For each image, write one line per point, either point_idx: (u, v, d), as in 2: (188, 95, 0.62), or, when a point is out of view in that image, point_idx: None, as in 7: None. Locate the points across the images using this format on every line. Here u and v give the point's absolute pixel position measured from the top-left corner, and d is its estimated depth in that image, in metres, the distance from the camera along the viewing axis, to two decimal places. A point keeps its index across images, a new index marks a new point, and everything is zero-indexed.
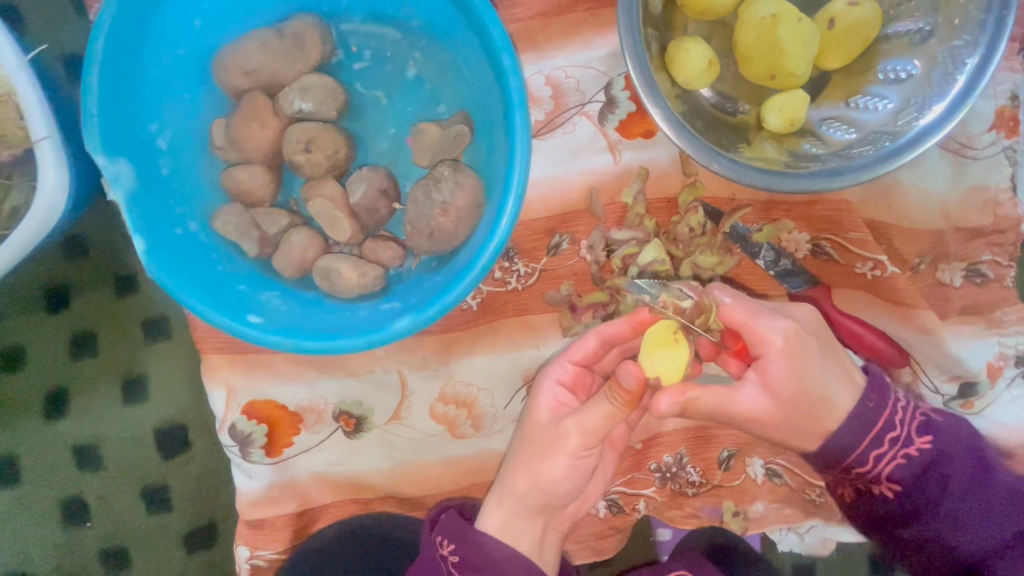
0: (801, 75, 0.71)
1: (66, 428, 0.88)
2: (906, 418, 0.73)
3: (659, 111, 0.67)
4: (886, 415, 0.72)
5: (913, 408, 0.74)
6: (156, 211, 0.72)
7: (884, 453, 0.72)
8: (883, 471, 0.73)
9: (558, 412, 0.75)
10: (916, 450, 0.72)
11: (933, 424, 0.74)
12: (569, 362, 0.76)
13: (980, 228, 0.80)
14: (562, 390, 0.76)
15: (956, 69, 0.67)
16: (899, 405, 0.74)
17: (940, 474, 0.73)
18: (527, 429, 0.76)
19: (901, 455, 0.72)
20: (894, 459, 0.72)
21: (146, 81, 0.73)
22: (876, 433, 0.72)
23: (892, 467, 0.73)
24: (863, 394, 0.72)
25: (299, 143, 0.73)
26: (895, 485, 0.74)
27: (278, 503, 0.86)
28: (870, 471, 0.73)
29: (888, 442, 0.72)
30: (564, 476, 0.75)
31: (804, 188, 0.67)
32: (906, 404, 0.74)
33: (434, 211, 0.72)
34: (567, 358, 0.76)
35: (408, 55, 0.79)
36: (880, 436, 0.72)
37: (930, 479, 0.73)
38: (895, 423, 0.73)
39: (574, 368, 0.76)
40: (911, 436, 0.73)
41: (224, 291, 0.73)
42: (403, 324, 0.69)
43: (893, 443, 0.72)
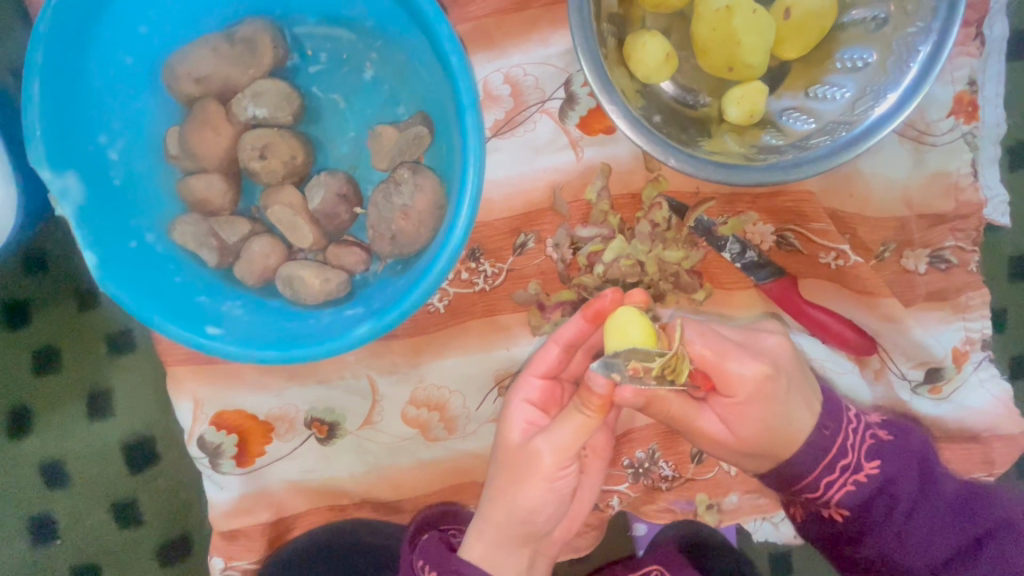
0: (758, 66, 0.70)
1: (30, 446, 0.89)
2: (856, 442, 0.73)
3: (614, 108, 0.66)
4: (839, 441, 0.73)
5: (862, 429, 0.74)
6: (109, 225, 0.72)
7: (834, 480, 0.72)
8: (833, 497, 0.73)
9: (529, 432, 0.73)
10: (864, 475, 0.72)
11: (882, 446, 0.74)
12: (534, 377, 0.75)
13: (942, 215, 0.81)
14: (531, 409, 0.75)
15: (910, 57, 0.66)
16: (853, 426, 0.74)
17: (887, 496, 0.73)
18: (500, 455, 0.74)
19: (851, 481, 0.72)
20: (843, 485, 0.73)
21: (92, 92, 0.72)
22: (829, 460, 0.72)
23: (840, 493, 0.73)
24: (820, 421, 0.72)
25: (253, 150, 0.71)
26: (844, 509, 0.73)
27: (252, 513, 0.85)
28: (820, 497, 0.73)
29: (839, 468, 0.73)
30: (545, 499, 0.71)
31: (761, 180, 0.67)
32: (858, 423, 0.75)
33: (394, 214, 0.71)
34: (532, 372, 0.75)
35: (365, 57, 0.78)
36: (833, 463, 0.72)
37: (879, 502, 0.73)
38: (847, 448, 0.73)
39: (541, 383, 0.75)
40: (861, 461, 0.72)
41: (183, 303, 0.73)
42: (362, 331, 0.69)
43: (844, 469, 0.73)
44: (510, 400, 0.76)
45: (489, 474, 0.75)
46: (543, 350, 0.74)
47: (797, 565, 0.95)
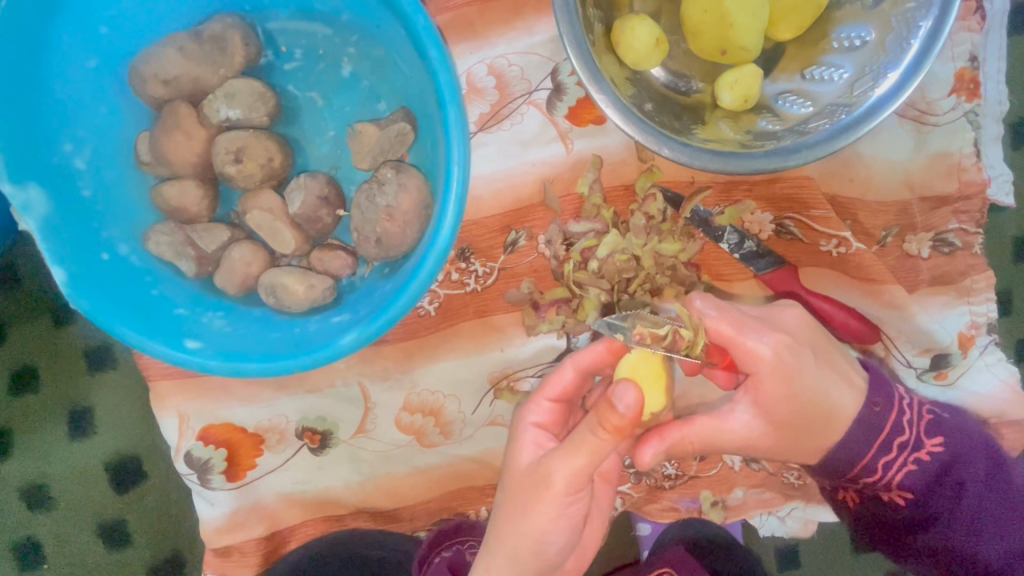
0: (751, 49, 0.67)
1: (11, 470, 0.90)
2: (913, 420, 0.74)
3: (604, 97, 0.63)
4: (894, 417, 0.72)
5: (918, 406, 0.75)
6: (78, 238, 0.69)
7: (893, 460, 0.73)
8: (895, 479, 0.75)
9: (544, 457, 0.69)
10: (926, 454, 0.74)
11: (941, 423, 0.75)
12: (545, 401, 0.71)
13: (944, 197, 0.78)
14: (543, 423, 0.70)
15: (910, 33, 0.63)
16: (906, 403, 0.74)
17: (951, 477, 0.75)
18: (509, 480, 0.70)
19: (911, 460, 0.74)
20: (904, 465, 0.74)
21: (50, 97, 0.69)
22: (884, 439, 0.72)
23: (901, 474, 0.74)
24: (869, 397, 0.71)
25: (227, 153, 0.68)
26: (908, 492, 0.76)
27: (244, 529, 0.83)
28: (880, 480, 0.75)
29: (897, 447, 0.73)
30: (554, 527, 0.67)
31: (759, 168, 0.64)
32: (912, 402, 0.75)
33: (379, 216, 0.68)
34: (542, 395, 0.71)
35: (342, 52, 0.74)
36: (889, 442, 0.72)
37: (943, 482, 0.75)
38: (903, 426, 0.73)
39: (552, 406, 0.71)
40: (921, 439, 0.74)
41: (161, 317, 0.70)
42: (350, 339, 0.66)
43: (902, 447, 0.74)
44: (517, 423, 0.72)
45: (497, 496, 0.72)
46: (558, 372, 0.70)
47: (805, 559, 0.94)
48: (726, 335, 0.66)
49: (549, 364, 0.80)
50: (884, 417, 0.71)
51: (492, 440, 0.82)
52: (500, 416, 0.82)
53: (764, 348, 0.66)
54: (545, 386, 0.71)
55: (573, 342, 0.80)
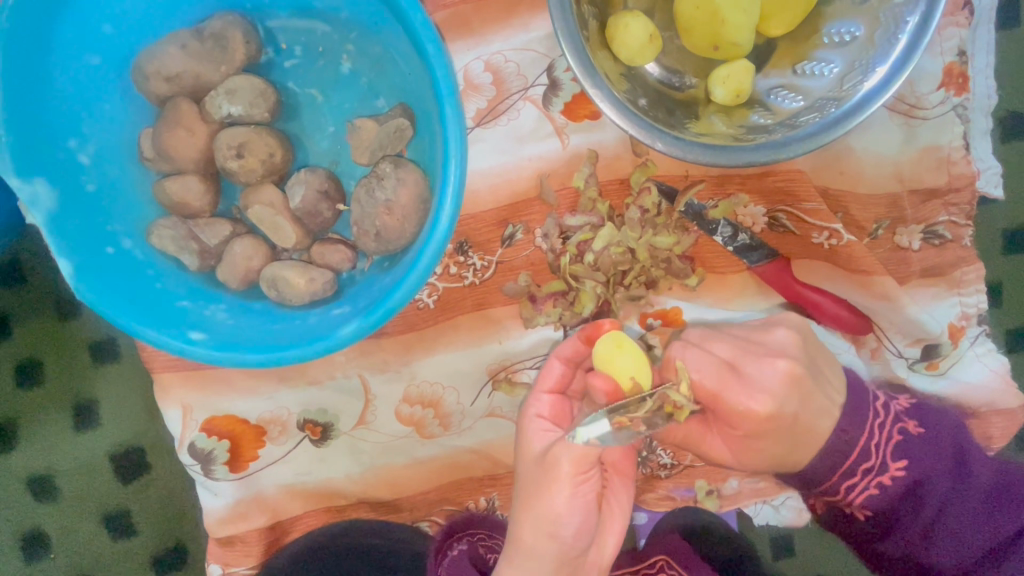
0: (743, 44, 0.68)
1: (17, 461, 0.92)
2: (879, 443, 0.71)
3: (598, 92, 0.65)
4: (864, 441, 0.70)
5: (889, 426, 0.72)
6: (83, 232, 0.70)
7: (857, 484, 0.71)
8: (856, 499, 0.72)
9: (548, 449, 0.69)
10: (888, 478, 0.70)
11: (906, 444, 0.71)
12: (544, 393, 0.72)
13: (935, 190, 0.80)
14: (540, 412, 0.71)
15: (898, 28, 0.65)
16: (877, 422, 0.72)
17: (916, 495, 0.71)
18: (522, 469, 0.71)
19: (874, 483, 0.71)
20: (864, 489, 0.71)
21: (55, 94, 0.70)
22: (848, 466, 0.70)
23: (864, 496, 0.71)
24: (857, 411, 0.71)
25: (230, 149, 0.69)
26: (868, 510, 0.73)
27: (247, 519, 0.84)
28: (843, 499, 0.73)
29: (862, 471, 0.70)
30: (567, 510, 0.67)
31: (750, 161, 0.66)
32: (883, 419, 0.72)
33: (378, 210, 0.69)
34: (540, 389, 0.72)
35: (341, 49, 0.76)
36: (852, 469, 0.70)
37: (906, 502, 0.71)
38: (871, 449, 0.71)
39: (551, 398, 0.72)
40: (885, 462, 0.70)
41: (164, 310, 0.71)
42: (349, 330, 0.68)
43: (867, 472, 0.71)
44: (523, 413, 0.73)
45: (517, 489, 0.73)
46: (547, 364, 0.72)
47: (799, 548, 0.96)
48: (710, 392, 0.68)
49: (546, 356, 0.82)
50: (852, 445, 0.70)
51: (491, 431, 0.83)
52: (498, 408, 0.83)
53: (762, 370, 0.66)
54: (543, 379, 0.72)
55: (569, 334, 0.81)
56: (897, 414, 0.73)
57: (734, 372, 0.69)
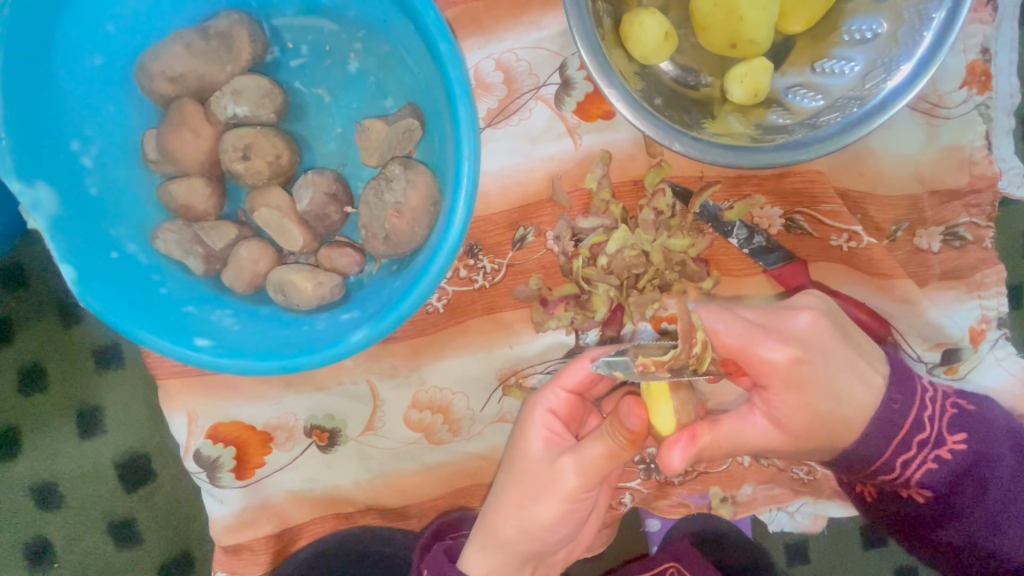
0: (762, 42, 0.66)
1: (20, 469, 0.90)
2: (935, 416, 0.72)
3: (614, 92, 0.63)
4: (916, 414, 0.71)
5: (941, 399, 0.73)
6: (86, 236, 0.68)
7: (913, 458, 0.71)
8: (914, 477, 0.72)
9: (551, 449, 0.69)
10: (948, 451, 0.72)
11: (963, 419, 0.73)
12: (561, 390, 0.69)
13: (956, 190, 0.78)
14: (553, 419, 0.70)
15: (923, 25, 0.63)
16: (930, 397, 0.72)
17: (974, 475, 0.73)
18: (518, 464, 0.70)
19: (932, 458, 0.72)
20: (924, 463, 0.72)
21: (57, 95, 0.68)
22: (904, 437, 0.70)
23: (921, 472, 0.72)
24: (888, 395, 0.70)
25: (235, 150, 0.67)
26: (928, 491, 0.73)
27: (254, 527, 0.83)
28: (898, 477, 0.72)
29: (916, 445, 0.71)
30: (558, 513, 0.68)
31: (770, 163, 0.64)
32: (936, 395, 0.73)
33: (387, 212, 0.68)
34: (557, 385, 0.69)
35: (349, 48, 0.74)
36: (908, 440, 0.70)
37: (967, 479, 0.73)
38: (924, 422, 0.71)
39: (565, 396, 0.69)
40: (943, 435, 0.72)
41: (170, 315, 0.70)
42: (359, 336, 0.66)
43: (923, 445, 0.71)
44: (528, 408, 0.71)
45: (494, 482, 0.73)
46: (576, 363, 0.68)
47: (814, 555, 0.94)
48: (737, 346, 0.65)
49: (558, 361, 0.80)
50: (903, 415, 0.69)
51: (501, 437, 0.82)
52: (509, 414, 0.81)
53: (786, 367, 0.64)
54: (561, 377, 0.69)
55: (582, 338, 0.80)
56: (947, 391, 0.74)
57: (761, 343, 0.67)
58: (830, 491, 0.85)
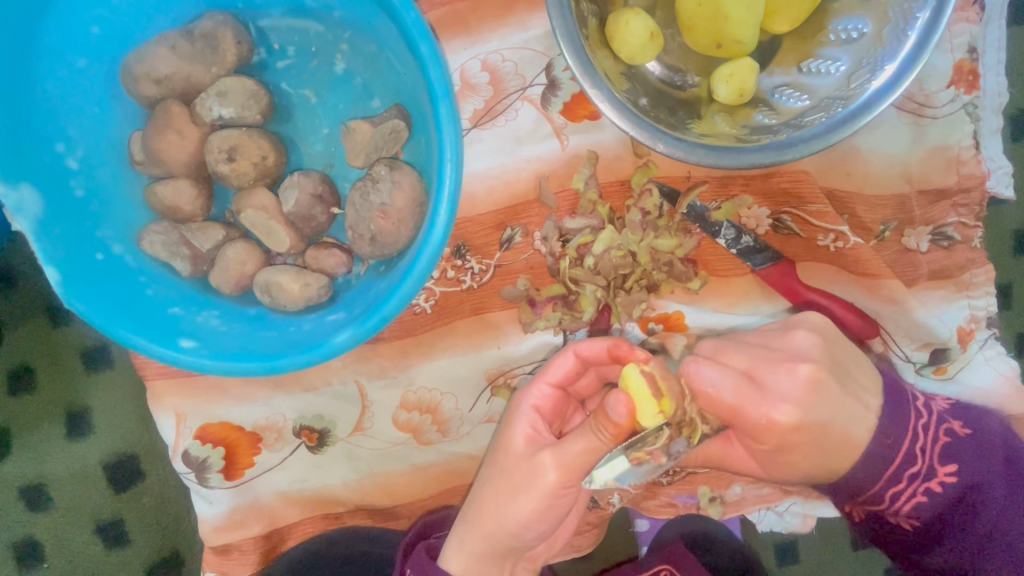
0: (747, 42, 0.66)
1: (10, 470, 0.91)
2: (926, 447, 0.71)
3: (598, 93, 0.63)
4: (907, 447, 0.70)
5: (935, 427, 0.71)
6: (72, 238, 0.69)
7: (902, 490, 0.70)
8: (903, 508, 0.72)
9: (533, 445, 0.69)
10: (938, 484, 0.71)
11: (956, 448, 0.72)
12: (546, 384, 0.70)
13: (944, 190, 0.78)
14: (540, 420, 0.70)
15: (908, 25, 0.63)
16: (923, 423, 0.71)
17: (966, 505, 0.71)
18: (500, 458, 0.70)
19: (923, 490, 0.71)
20: (912, 496, 0.71)
21: (43, 97, 0.69)
22: (894, 471, 0.70)
23: (912, 504, 0.71)
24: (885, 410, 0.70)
25: (221, 152, 0.67)
26: (917, 521, 0.72)
27: (243, 527, 0.83)
28: (889, 509, 0.72)
29: (907, 477, 0.70)
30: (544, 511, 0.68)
31: (754, 163, 0.64)
32: (930, 421, 0.72)
33: (373, 214, 0.68)
34: (545, 380, 0.70)
35: (335, 49, 0.74)
36: (898, 474, 0.69)
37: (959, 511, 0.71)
38: (916, 454, 0.70)
39: (551, 391, 0.70)
40: (933, 466, 0.71)
41: (156, 316, 0.70)
42: (344, 337, 0.66)
43: (914, 477, 0.70)
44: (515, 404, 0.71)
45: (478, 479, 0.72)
46: (560, 355, 0.70)
47: (803, 554, 0.94)
48: (728, 405, 0.66)
49: (546, 361, 0.80)
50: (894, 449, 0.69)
51: (489, 437, 0.82)
52: (497, 414, 0.81)
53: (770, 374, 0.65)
54: (549, 370, 0.70)
55: (570, 338, 0.80)
56: (942, 415, 0.73)
57: (752, 382, 0.66)
58: (819, 491, 0.84)
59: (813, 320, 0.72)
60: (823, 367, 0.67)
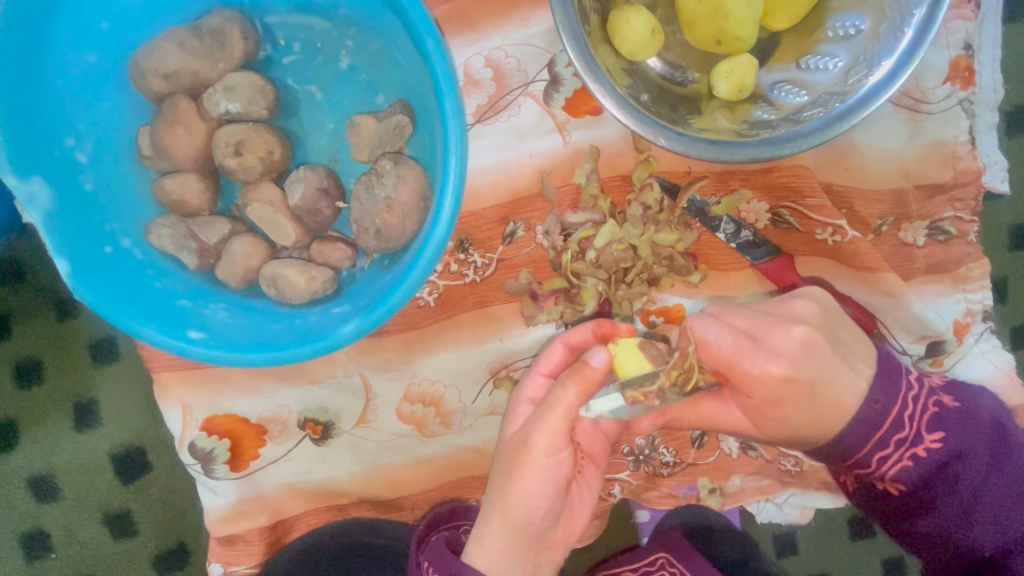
0: (746, 39, 0.67)
1: (17, 462, 0.91)
2: (914, 416, 0.71)
3: (600, 88, 0.64)
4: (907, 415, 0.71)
5: (925, 397, 0.72)
6: (81, 231, 0.70)
7: (888, 455, 0.71)
8: (889, 473, 0.72)
9: None
10: (924, 449, 0.71)
11: (943, 416, 0.72)
12: (541, 375, 0.71)
13: (940, 185, 0.79)
14: None
15: (904, 21, 0.64)
16: (912, 394, 0.72)
17: (950, 471, 0.72)
18: (504, 448, 0.70)
19: (908, 455, 0.71)
20: (899, 460, 0.71)
21: (52, 92, 0.70)
22: (881, 436, 0.70)
23: (895, 468, 0.72)
24: (870, 395, 0.70)
25: (228, 146, 0.68)
26: (903, 484, 0.73)
27: (248, 518, 0.84)
28: (873, 472, 0.72)
29: (893, 444, 0.71)
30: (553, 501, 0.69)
31: (754, 157, 0.65)
32: (920, 393, 0.72)
33: (378, 208, 0.69)
34: (537, 371, 0.72)
35: (340, 45, 0.75)
36: (885, 439, 0.70)
37: (941, 476, 0.72)
38: (904, 421, 0.71)
39: (546, 382, 0.72)
40: (921, 433, 0.71)
41: (164, 309, 0.71)
42: (350, 329, 0.67)
43: (900, 443, 0.71)
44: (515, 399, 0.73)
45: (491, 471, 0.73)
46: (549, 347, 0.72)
47: (802, 546, 0.95)
48: (723, 358, 0.67)
49: (548, 354, 0.81)
50: (884, 415, 0.69)
51: (492, 428, 0.83)
52: (500, 407, 0.82)
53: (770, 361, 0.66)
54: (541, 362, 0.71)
55: (571, 332, 0.81)
56: (932, 387, 0.73)
57: (752, 341, 0.67)
58: (817, 482, 0.86)
59: (812, 302, 0.71)
60: (817, 331, 0.68)
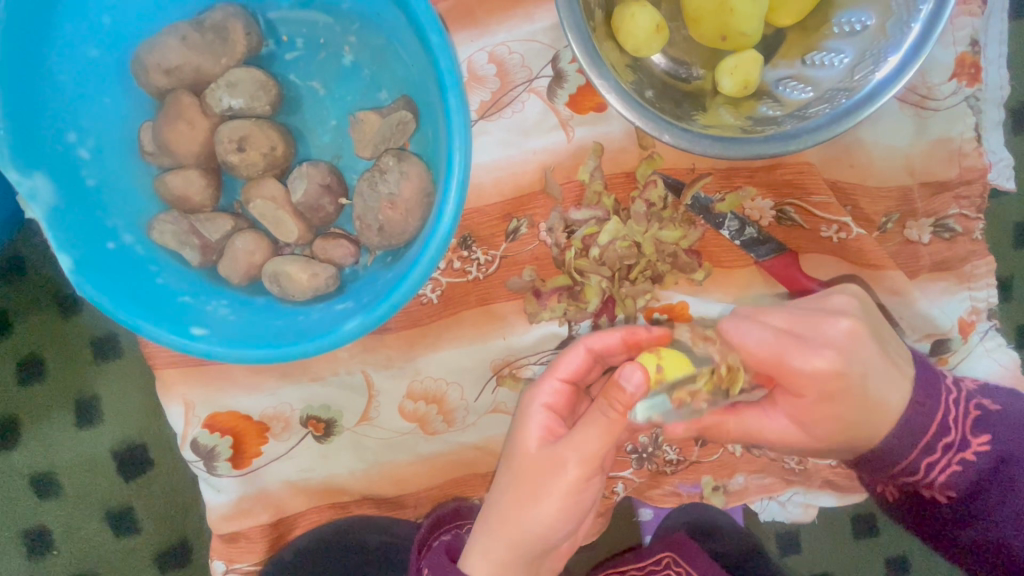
0: (752, 34, 0.67)
1: (19, 459, 0.91)
2: (959, 418, 0.72)
3: (604, 83, 0.64)
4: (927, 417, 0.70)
5: (965, 400, 0.73)
6: (84, 227, 0.69)
7: (936, 461, 0.71)
8: (937, 478, 0.72)
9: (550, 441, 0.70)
10: (972, 454, 0.72)
11: (988, 420, 0.73)
12: (557, 379, 0.71)
13: (945, 182, 0.79)
14: (550, 414, 0.70)
15: (911, 16, 0.63)
16: (953, 398, 0.72)
17: (1002, 476, 0.72)
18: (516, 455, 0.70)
19: (956, 461, 0.72)
20: (948, 467, 0.72)
21: (54, 86, 0.69)
22: (927, 441, 0.71)
23: (945, 475, 0.72)
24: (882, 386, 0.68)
25: (230, 142, 0.68)
26: (952, 490, 0.73)
27: (251, 515, 0.84)
28: (922, 479, 0.73)
29: (941, 448, 0.71)
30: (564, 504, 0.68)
31: (758, 153, 0.64)
32: (960, 396, 0.72)
33: (381, 204, 0.68)
34: (555, 375, 0.71)
35: (343, 41, 0.75)
36: (932, 444, 0.70)
37: (993, 480, 0.72)
38: (949, 425, 0.71)
39: (561, 386, 0.71)
40: (967, 437, 0.72)
41: (165, 305, 0.71)
42: (352, 325, 0.67)
43: (947, 448, 0.71)
44: (528, 402, 0.71)
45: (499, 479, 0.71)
46: (572, 350, 0.71)
47: (805, 544, 0.95)
48: (769, 352, 0.65)
49: (551, 351, 0.81)
50: (930, 419, 0.69)
51: (495, 426, 0.82)
52: (504, 404, 0.82)
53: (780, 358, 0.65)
54: (559, 366, 0.71)
55: (575, 329, 0.80)
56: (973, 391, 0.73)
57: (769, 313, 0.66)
58: (821, 481, 0.85)
59: (858, 301, 0.68)
60: (862, 323, 0.66)
